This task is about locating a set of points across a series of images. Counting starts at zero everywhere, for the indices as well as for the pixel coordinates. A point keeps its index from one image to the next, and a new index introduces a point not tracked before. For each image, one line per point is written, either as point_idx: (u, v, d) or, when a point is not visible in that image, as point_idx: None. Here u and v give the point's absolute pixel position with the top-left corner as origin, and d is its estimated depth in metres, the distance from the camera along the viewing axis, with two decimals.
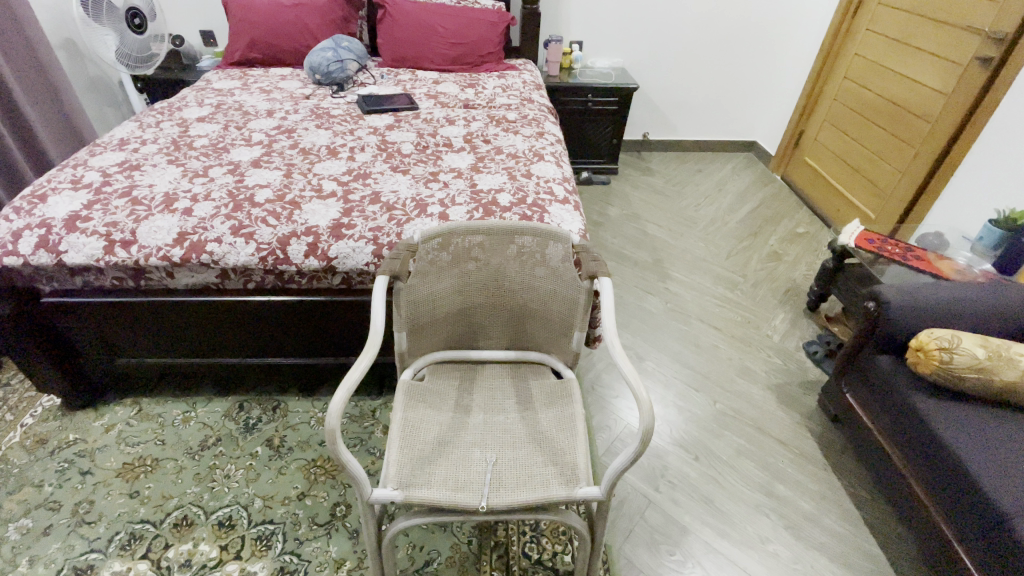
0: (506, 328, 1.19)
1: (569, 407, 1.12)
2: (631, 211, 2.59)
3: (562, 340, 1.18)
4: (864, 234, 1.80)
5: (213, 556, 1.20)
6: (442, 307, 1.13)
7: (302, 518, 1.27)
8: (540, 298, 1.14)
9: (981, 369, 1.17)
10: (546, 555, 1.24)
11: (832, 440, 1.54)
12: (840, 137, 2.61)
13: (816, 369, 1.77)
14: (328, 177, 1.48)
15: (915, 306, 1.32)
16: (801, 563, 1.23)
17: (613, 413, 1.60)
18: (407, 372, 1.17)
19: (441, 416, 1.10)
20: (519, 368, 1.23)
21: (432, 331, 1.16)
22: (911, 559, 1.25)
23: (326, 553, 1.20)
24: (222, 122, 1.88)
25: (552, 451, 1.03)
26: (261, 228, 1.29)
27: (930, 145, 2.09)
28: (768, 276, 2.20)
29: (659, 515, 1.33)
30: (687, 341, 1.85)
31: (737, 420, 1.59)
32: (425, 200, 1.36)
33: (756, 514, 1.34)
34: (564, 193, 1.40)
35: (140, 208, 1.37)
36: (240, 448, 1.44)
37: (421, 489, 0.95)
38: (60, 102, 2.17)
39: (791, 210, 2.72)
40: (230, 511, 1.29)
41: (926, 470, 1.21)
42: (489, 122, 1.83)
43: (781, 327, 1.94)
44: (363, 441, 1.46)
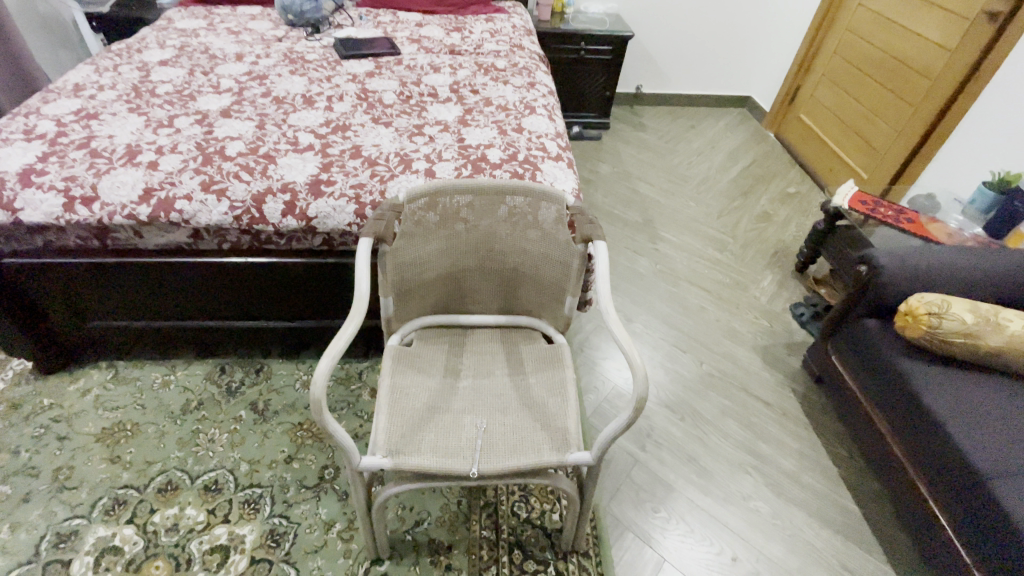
0: (496, 293, 1.16)
1: (560, 372, 1.10)
2: (622, 168, 2.52)
3: (554, 304, 1.15)
4: (858, 196, 1.78)
5: (201, 520, 1.19)
6: (430, 270, 1.09)
7: (290, 482, 1.26)
8: (532, 262, 1.10)
9: (968, 334, 1.18)
10: (535, 513, 1.26)
11: (814, 400, 1.57)
12: (838, 93, 2.54)
13: (802, 330, 1.78)
14: (305, 129, 1.39)
15: (907, 270, 1.32)
16: (781, 519, 1.28)
17: (601, 374, 1.60)
18: (394, 338, 1.14)
19: (429, 382, 1.08)
20: (508, 333, 1.20)
21: (420, 296, 1.12)
22: (885, 513, 1.30)
23: (315, 515, 1.20)
24: (187, 67, 1.73)
25: (543, 416, 1.02)
26: (234, 184, 1.21)
27: (929, 104, 2.05)
28: (758, 237, 2.18)
29: (645, 474, 1.36)
30: (676, 302, 1.84)
31: (722, 380, 1.60)
32: (410, 155, 1.29)
33: (739, 472, 1.37)
34: (557, 149, 1.33)
35: (101, 161, 1.27)
36: (223, 412, 1.41)
37: (411, 456, 0.93)
38: (7, 43, 1.98)
39: (783, 168, 2.67)
40: (215, 475, 1.27)
41: (905, 431, 1.24)
42: (476, 70, 1.72)
43: (769, 288, 1.94)
44: (350, 404, 1.44)
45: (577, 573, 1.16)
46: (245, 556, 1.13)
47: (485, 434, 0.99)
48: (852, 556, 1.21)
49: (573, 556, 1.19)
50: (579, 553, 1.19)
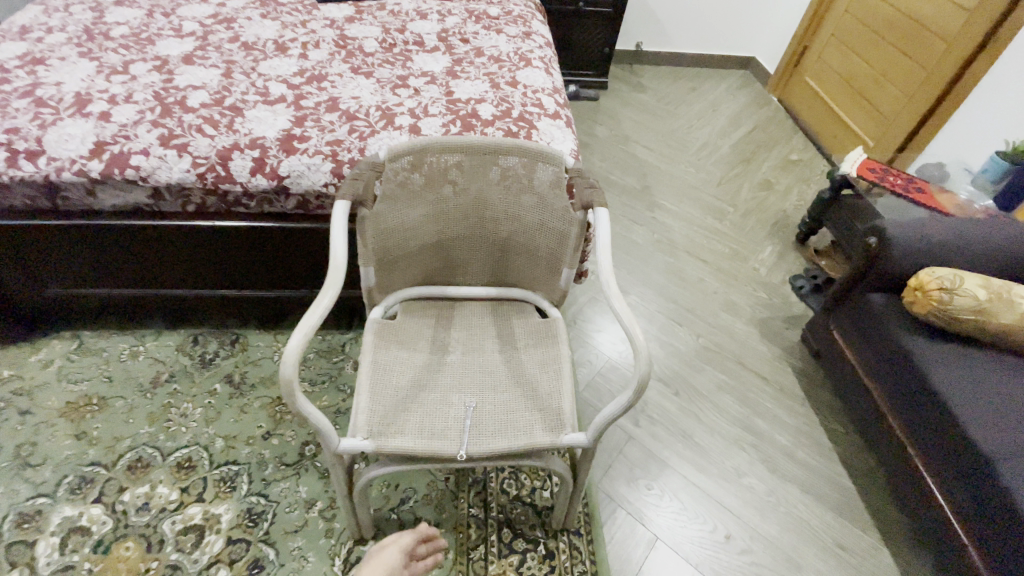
0: (487, 263, 1.07)
1: (554, 348, 1.03)
2: (620, 131, 2.40)
3: (549, 276, 1.07)
4: (866, 163, 1.69)
5: (173, 499, 1.13)
6: (414, 238, 0.99)
7: (268, 458, 1.20)
8: (527, 230, 1.01)
9: (980, 311, 1.13)
10: (525, 491, 1.22)
11: (811, 375, 1.53)
12: (846, 55, 2.42)
13: (801, 303, 1.73)
14: (276, 79, 1.25)
15: (918, 243, 1.26)
16: (775, 496, 1.25)
17: (595, 347, 1.54)
18: (376, 310, 1.05)
19: (414, 358, 1.00)
20: (499, 306, 1.12)
21: (403, 266, 1.03)
22: (879, 489, 1.29)
23: (295, 494, 1.14)
24: (146, 7, 1.56)
25: (535, 395, 0.96)
26: (196, 138, 1.09)
27: (944, 68, 1.95)
28: (759, 206, 2.09)
29: (639, 450, 1.32)
30: (673, 274, 1.77)
31: (719, 354, 1.55)
32: (392, 109, 1.17)
33: (733, 449, 1.34)
34: (554, 106, 1.22)
35: (46, 111, 1.13)
36: (196, 385, 1.33)
37: (393, 439, 0.87)
38: None
39: (786, 134, 2.57)
40: (189, 452, 1.21)
41: (906, 408, 1.21)
42: (466, 18, 1.58)
43: (769, 260, 1.87)
44: (332, 378, 1.37)
45: (568, 551, 1.13)
46: (222, 536, 1.08)
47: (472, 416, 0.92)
48: (845, 534, 1.20)
49: (564, 534, 1.15)
50: (570, 531, 1.16)
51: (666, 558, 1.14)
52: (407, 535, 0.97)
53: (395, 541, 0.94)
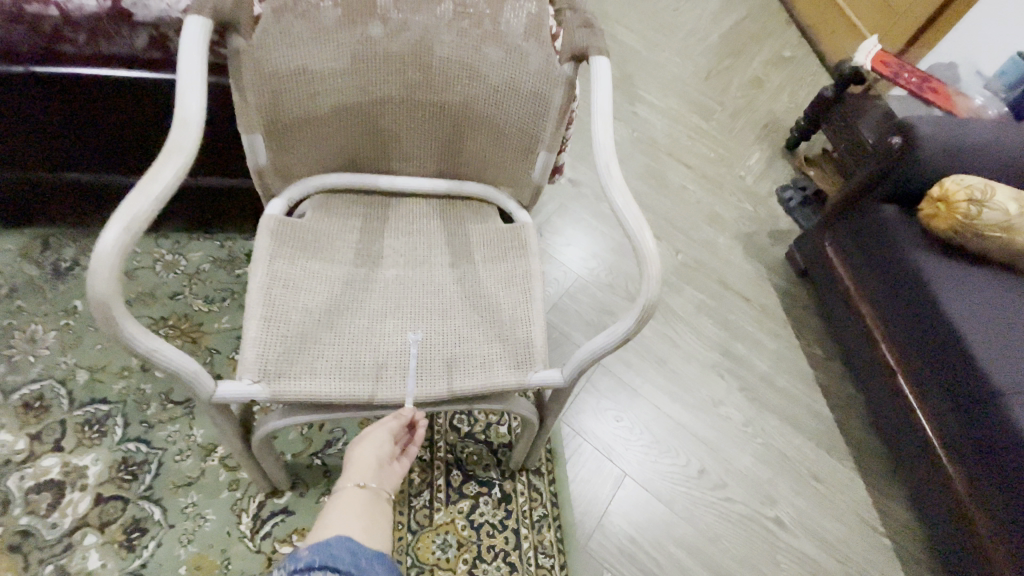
0: (432, 143, 0.78)
1: (522, 261, 0.79)
2: (597, 7, 2.01)
3: (517, 166, 0.79)
4: (880, 55, 1.46)
5: (20, 449, 0.87)
6: (326, 99, 0.68)
7: (150, 395, 0.93)
8: (488, 95, 0.71)
9: (1008, 228, 0.98)
10: (478, 427, 1.04)
11: (794, 296, 1.40)
12: None
13: (786, 218, 1.56)
14: None
15: (947, 147, 1.07)
16: (752, 426, 1.15)
17: (561, 262, 1.32)
18: (276, 204, 0.76)
19: (331, 271, 0.73)
20: (449, 205, 0.85)
21: (312, 142, 0.72)
22: (857, 416, 1.21)
23: (187, 438, 0.90)
24: None
25: (496, 322, 0.73)
26: None
27: None
28: (748, 106, 1.84)
29: (608, 378, 1.16)
30: (653, 179, 1.54)
31: (699, 272, 1.38)
32: None
33: (711, 376, 1.21)
34: None
35: None
36: (48, 302, 1.01)
37: (299, 381, 0.63)
38: None
39: (779, 27, 2.26)
40: (40, 389, 0.92)
41: (905, 334, 1.08)
42: None
43: (755, 168, 1.67)
44: (235, 295, 1.08)
45: (526, 493, 0.98)
46: (89, 493, 0.84)
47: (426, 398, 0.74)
48: (820, 464, 1.12)
49: (523, 475, 1.00)
50: (530, 471, 1.00)
51: (637, 497, 1.02)
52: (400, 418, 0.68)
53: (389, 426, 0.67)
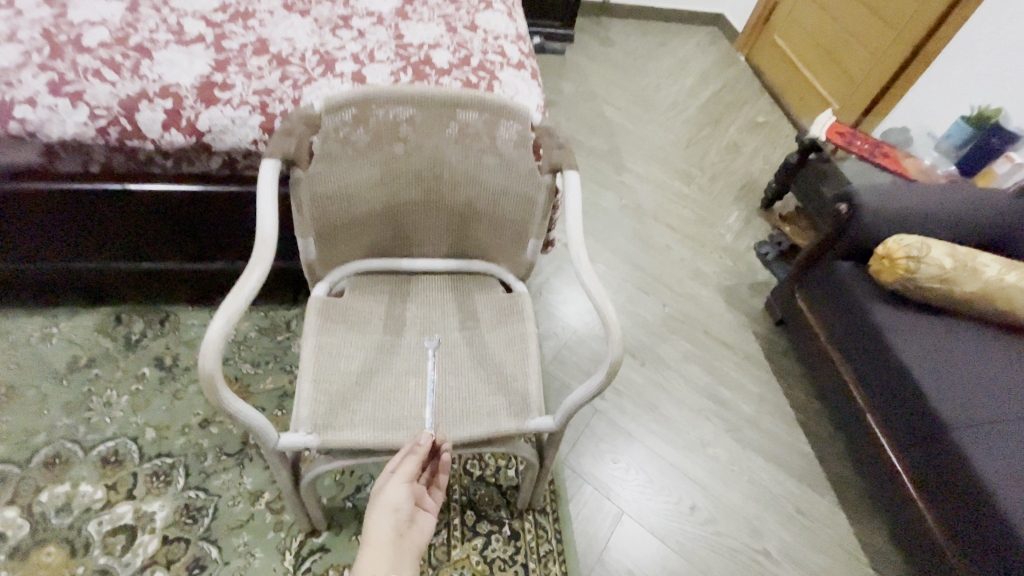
0: (445, 231, 0.96)
1: (520, 325, 0.95)
2: (587, 88, 2.27)
3: (514, 247, 0.97)
4: (835, 126, 1.65)
5: (99, 497, 1.02)
6: (361, 206, 0.87)
7: (207, 449, 1.09)
8: (489, 195, 0.90)
9: (945, 279, 1.13)
10: (489, 471, 1.17)
11: (774, 343, 1.54)
12: (816, 11, 2.33)
13: (765, 270, 1.72)
14: (192, 15, 1.08)
15: (887, 211, 1.24)
16: (738, 465, 1.26)
17: (560, 319, 1.48)
18: (320, 287, 0.94)
19: (365, 340, 0.90)
20: (459, 279, 1.02)
21: (350, 237, 0.91)
22: (837, 453, 1.32)
23: (239, 486, 1.05)
24: None
25: (499, 378, 0.89)
26: (93, 85, 0.93)
27: (913, 29, 1.89)
28: (726, 170, 2.05)
29: (606, 424, 1.29)
30: (641, 241, 1.72)
31: (686, 324, 1.53)
32: (332, 54, 1.03)
33: (699, 419, 1.33)
34: (519, 55, 1.12)
35: None
36: (121, 369, 1.19)
37: (342, 432, 0.78)
38: None
39: (753, 95, 2.51)
40: (115, 445, 1.08)
41: (867, 375, 1.21)
42: None
43: (735, 226, 1.85)
44: (277, 358, 1.26)
45: (533, 530, 1.10)
46: (157, 535, 0.98)
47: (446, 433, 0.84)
48: (804, 499, 1.22)
49: (530, 514, 1.12)
50: (536, 511, 1.12)
51: (634, 533, 1.13)
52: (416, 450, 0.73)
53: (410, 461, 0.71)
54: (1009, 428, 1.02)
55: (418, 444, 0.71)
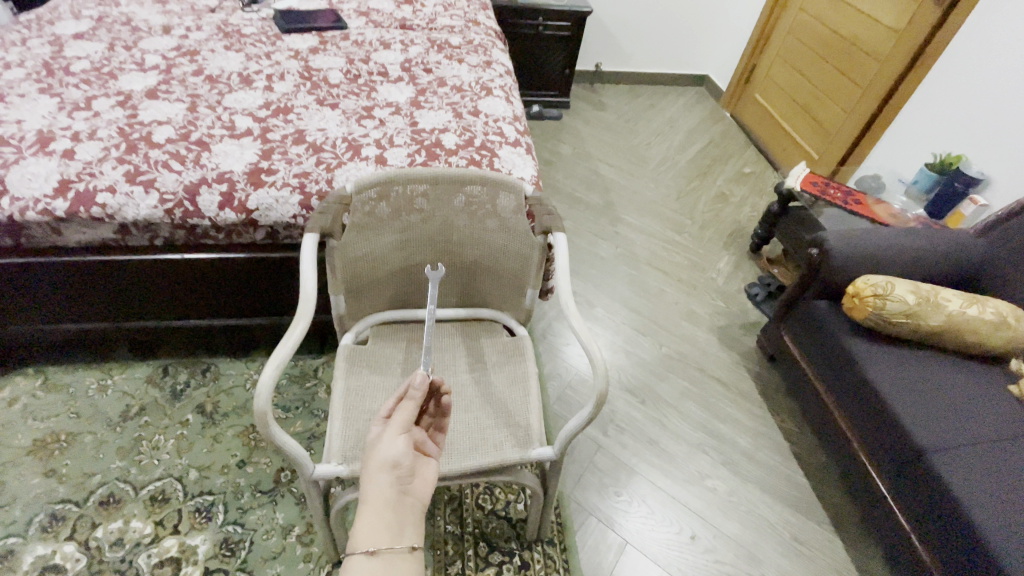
0: (455, 285, 1.11)
1: (522, 366, 1.08)
2: (583, 149, 2.49)
3: (515, 297, 1.12)
4: (808, 178, 1.81)
5: (148, 532, 1.12)
6: (384, 266, 1.03)
7: (244, 487, 1.21)
8: (492, 254, 1.06)
9: (910, 314, 1.24)
10: (500, 505, 1.26)
11: (767, 379, 1.63)
12: (791, 73, 2.56)
13: (755, 310, 1.84)
14: (242, 112, 1.29)
15: (856, 254, 1.37)
16: (736, 496, 1.33)
17: (563, 361, 1.60)
18: (347, 337, 1.08)
19: (386, 382, 1.03)
20: (468, 327, 1.16)
21: (374, 293, 1.06)
22: (831, 484, 1.38)
23: (272, 521, 1.16)
24: (107, 40, 1.55)
25: (505, 412, 1.01)
26: (163, 174, 1.11)
27: (876, 86, 2.08)
28: (715, 218, 2.21)
29: (608, 459, 1.37)
30: (637, 286, 1.85)
31: (682, 363, 1.63)
32: (359, 140, 1.23)
33: (697, 453, 1.41)
34: (515, 134, 1.32)
35: (7, 150, 1.11)
36: (168, 416, 1.32)
37: None
38: None
39: (739, 148, 2.71)
40: (162, 485, 1.20)
41: (850, 405, 1.30)
42: (429, 48, 1.66)
43: (725, 270, 1.98)
44: (306, 403, 1.39)
45: (542, 560, 1.17)
46: (199, 567, 1.08)
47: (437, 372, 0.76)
48: (801, 528, 1.28)
49: (538, 545, 1.20)
50: (544, 541, 1.20)
51: (637, 562, 1.20)
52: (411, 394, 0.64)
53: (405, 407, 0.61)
54: (982, 449, 1.09)
55: (412, 386, 0.61)
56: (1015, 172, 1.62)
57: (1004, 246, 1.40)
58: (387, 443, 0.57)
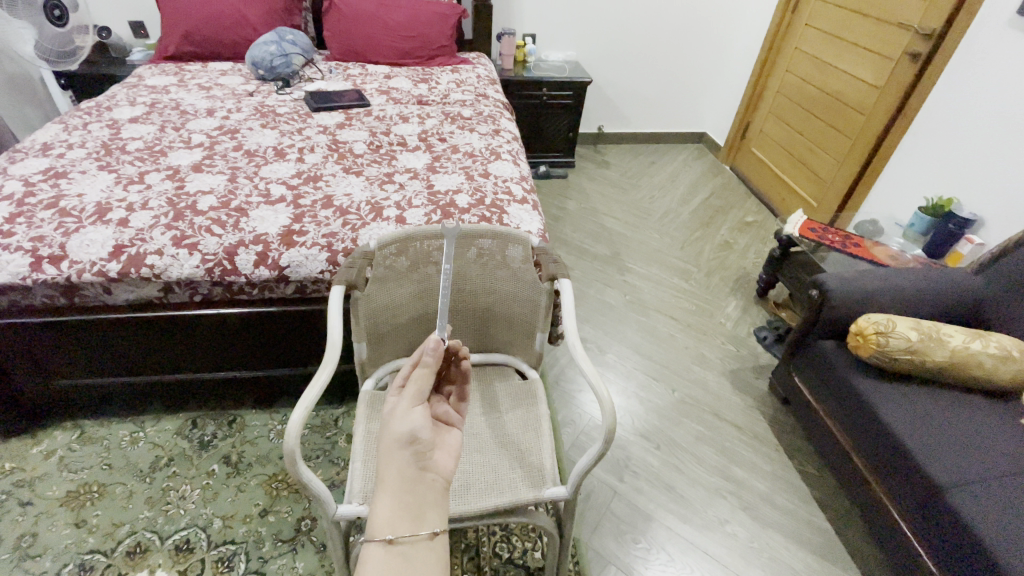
0: (469, 332, 1.18)
1: (534, 408, 1.12)
2: (589, 204, 2.62)
3: (525, 341, 1.18)
4: (806, 224, 1.88)
5: None
6: (403, 314, 1.11)
7: (266, 536, 1.24)
8: (502, 300, 1.14)
9: (914, 350, 1.26)
10: (517, 553, 1.26)
11: (783, 422, 1.63)
12: (784, 128, 2.71)
13: (766, 353, 1.86)
14: (276, 181, 1.43)
15: (855, 294, 1.41)
16: (757, 542, 1.31)
17: (577, 407, 1.63)
18: (368, 383, 1.14)
19: None
20: (482, 371, 1.22)
21: (393, 340, 1.14)
22: (855, 529, 1.35)
23: (292, 570, 1.18)
24: (158, 123, 1.74)
25: (519, 453, 1.04)
26: (206, 237, 1.23)
27: (865, 137, 2.20)
28: (720, 265, 2.28)
29: (625, 505, 1.37)
30: (646, 332, 1.90)
31: (695, 407, 1.65)
32: (381, 203, 1.35)
33: (715, 498, 1.40)
34: (522, 192, 1.43)
35: (70, 220, 1.24)
36: (195, 467, 1.37)
37: None
38: None
39: (739, 199, 2.82)
40: (187, 534, 1.23)
41: (862, 442, 1.30)
42: (443, 119, 1.83)
43: (734, 314, 2.02)
44: (326, 452, 1.43)
45: None
46: None
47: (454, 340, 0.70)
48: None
49: None
50: None
51: None
52: (426, 360, 0.58)
53: (420, 375, 0.56)
54: (999, 483, 1.08)
55: (425, 353, 0.57)
56: (1006, 212, 1.68)
57: (1003, 282, 1.43)
58: (403, 415, 0.52)
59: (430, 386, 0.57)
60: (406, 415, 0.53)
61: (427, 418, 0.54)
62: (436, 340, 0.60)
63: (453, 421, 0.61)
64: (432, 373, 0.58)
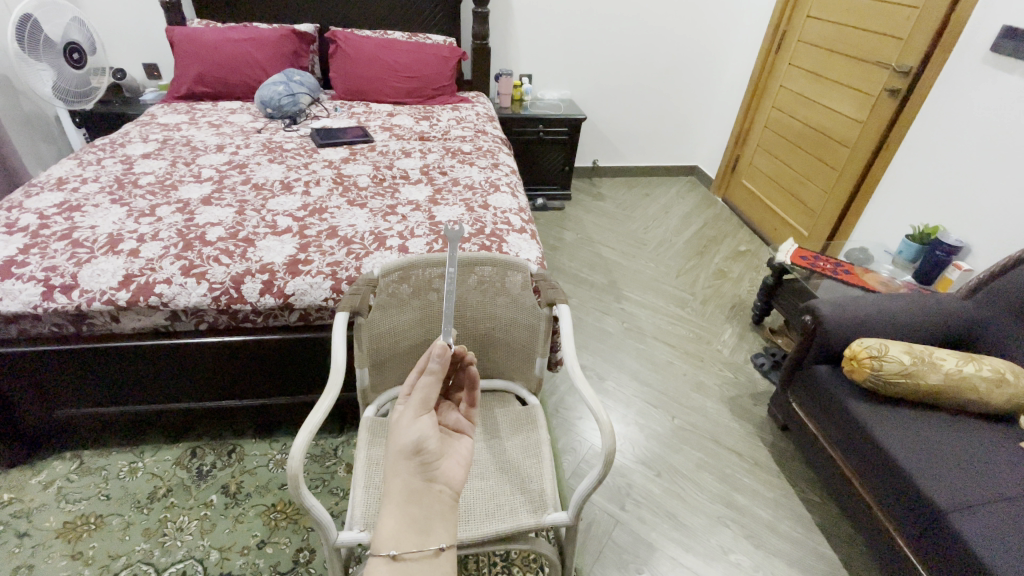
0: None
1: (533, 434, 1.14)
2: (585, 234, 2.68)
3: (525, 366, 1.21)
4: (798, 252, 1.94)
5: None
6: (405, 340, 1.13)
7: (264, 568, 1.22)
8: (502, 327, 1.16)
9: (908, 373, 1.28)
10: None
11: (783, 449, 1.63)
12: (772, 160, 2.81)
13: (764, 380, 1.87)
14: (283, 213, 1.48)
15: (847, 320, 1.44)
16: (762, 571, 1.29)
17: (577, 434, 1.63)
18: (370, 409, 1.16)
19: None
20: (483, 397, 1.23)
21: (395, 366, 1.15)
22: (860, 557, 1.34)
23: None
24: (170, 158, 1.81)
25: (520, 479, 1.04)
26: (213, 267, 1.26)
27: (851, 169, 2.28)
28: (715, 293, 2.31)
29: (627, 534, 1.36)
30: (644, 358, 1.92)
31: (695, 433, 1.65)
32: (384, 233, 1.40)
33: (717, 526, 1.39)
34: (521, 223, 1.48)
35: (82, 251, 1.28)
36: (193, 497, 1.36)
37: None
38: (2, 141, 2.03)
39: (732, 229, 2.89)
40: (184, 566, 1.21)
41: (862, 466, 1.30)
42: (444, 154, 1.90)
43: (730, 341, 2.04)
44: (325, 482, 1.42)
45: None
46: None
47: (460, 346, 0.72)
48: None
49: None
50: None
51: None
52: (432, 369, 0.59)
53: (426, 385, 0.57)
54: (1001, 507, 1.08)
55: (430, 362, 0.59)
56: (991, 240, 1.74)
57: (990, 308, 1.47)
58: (408, 426, 0.54)
59: (435, 395, 0.58)
60: (412, 424, 0.54)
61: (434, 428, 0.56)
62: (442, 346, 0.62)
63: (462, 430, 0.62)
64: (438, 381, 0.59)
